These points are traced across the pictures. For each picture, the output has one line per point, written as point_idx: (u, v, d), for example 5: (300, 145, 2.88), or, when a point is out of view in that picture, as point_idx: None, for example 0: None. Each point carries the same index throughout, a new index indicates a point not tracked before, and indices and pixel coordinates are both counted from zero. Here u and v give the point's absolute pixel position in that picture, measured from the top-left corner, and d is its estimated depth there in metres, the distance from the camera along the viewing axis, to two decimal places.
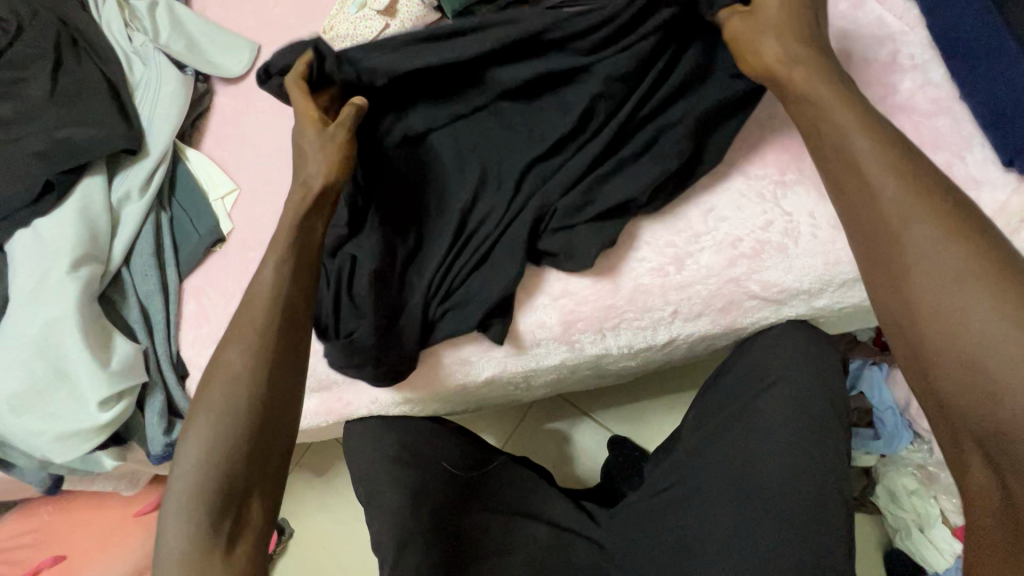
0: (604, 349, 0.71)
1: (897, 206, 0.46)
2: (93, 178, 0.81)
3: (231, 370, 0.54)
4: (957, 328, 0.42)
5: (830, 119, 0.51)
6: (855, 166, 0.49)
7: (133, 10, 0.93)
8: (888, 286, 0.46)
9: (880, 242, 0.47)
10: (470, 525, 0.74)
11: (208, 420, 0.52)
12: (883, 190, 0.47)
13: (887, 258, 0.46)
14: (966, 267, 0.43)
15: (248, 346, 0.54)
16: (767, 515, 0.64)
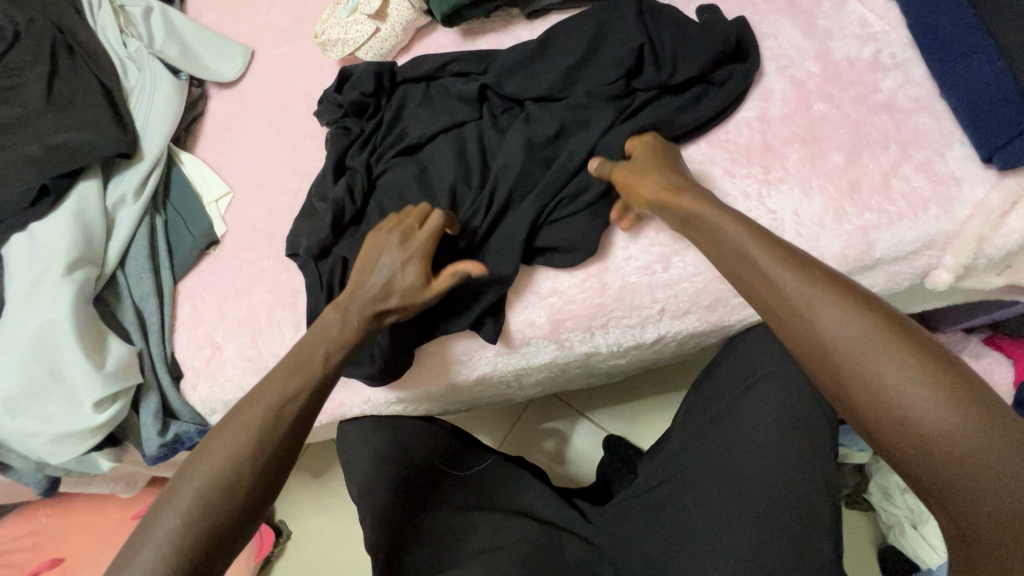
0: (593, 347, 0.72)
1: (800, 293, 0.48)
2: (88, 182, 0.81)
3: (230, 456, 0.54)
4: (892, 404, 0.42)
5: (723, 227, 0.55)
6: (755, 261, 0.52)
7: (127, 16, 0.95)
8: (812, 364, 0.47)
9: (792, 326, 0.48)
10: (462, 523, 0.75)
11: (206, 477, 0.53)
12: (784, 278, 0.49)
13: (804, 338, 0.47)
14: (882, 343, 0.44)
15: (257, 435, 0.55)
16: (756, 511, 0.64)
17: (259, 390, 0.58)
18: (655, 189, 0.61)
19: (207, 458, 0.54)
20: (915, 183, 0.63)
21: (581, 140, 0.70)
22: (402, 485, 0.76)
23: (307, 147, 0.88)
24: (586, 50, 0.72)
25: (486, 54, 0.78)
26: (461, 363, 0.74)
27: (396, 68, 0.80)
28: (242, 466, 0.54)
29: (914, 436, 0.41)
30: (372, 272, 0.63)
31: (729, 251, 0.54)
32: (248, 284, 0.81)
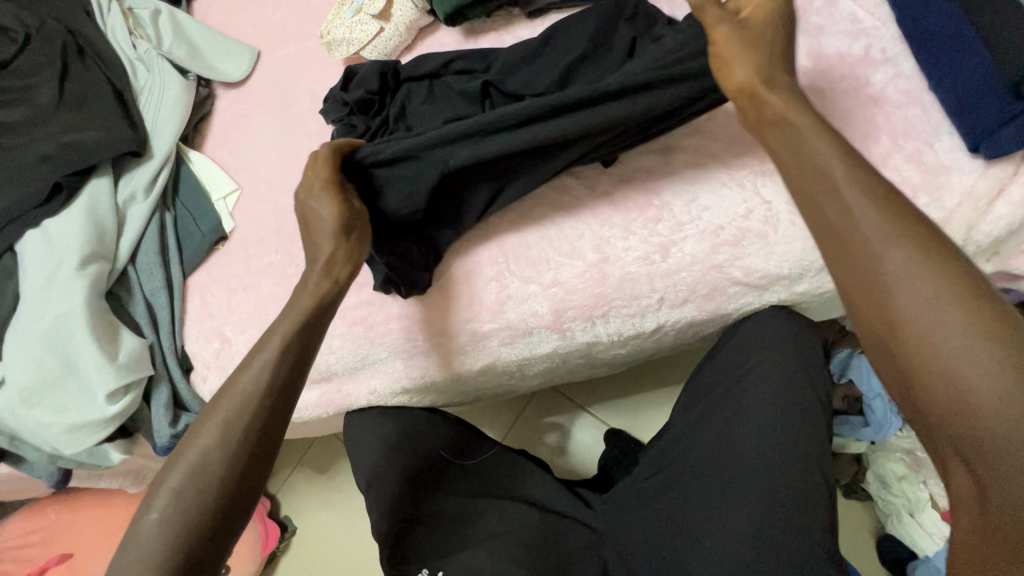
0: (594, 337, 0.74)
1: (872, 230, 0.44)
2: (100, 180, 0.83)
3: (205, 453, 0.54)
4: (941, 363, 0.39)
5: (801, 148, 0.50)
6: (832, 189, 0.47)
7: (136, 18, 0.96)
8: (865, 312, 0.44)
9: (853, 262, 0.44)
10: (468, 510, 0.77)
11: (204, 442, 0.54)
12: (860, 217, 0.45)
13: (865, 286, 0.44)
14: (950, 297, 0.40)
15: (228, 428, 0.55)
16: (752, 493, 0.66)
17: (232, 385, 0.57)
18: (749, 71, 0.54)
19: (185, 456, 0.54)
20: (906, 173, 0.65)
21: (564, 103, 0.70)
22: (409, 475, 0.77)
23: (312, 145, 0.90)
24: (583, 49, 0.74)
25: (489, 53, 0.80)
26: (466, 356, 0.76)
27: (399, 66, 0.82)
28: (215, 459, 0.53)
29: (961, 399, 0.38)
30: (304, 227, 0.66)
31: (807, 173, 0.49)
32: (256, 278, 0.83)
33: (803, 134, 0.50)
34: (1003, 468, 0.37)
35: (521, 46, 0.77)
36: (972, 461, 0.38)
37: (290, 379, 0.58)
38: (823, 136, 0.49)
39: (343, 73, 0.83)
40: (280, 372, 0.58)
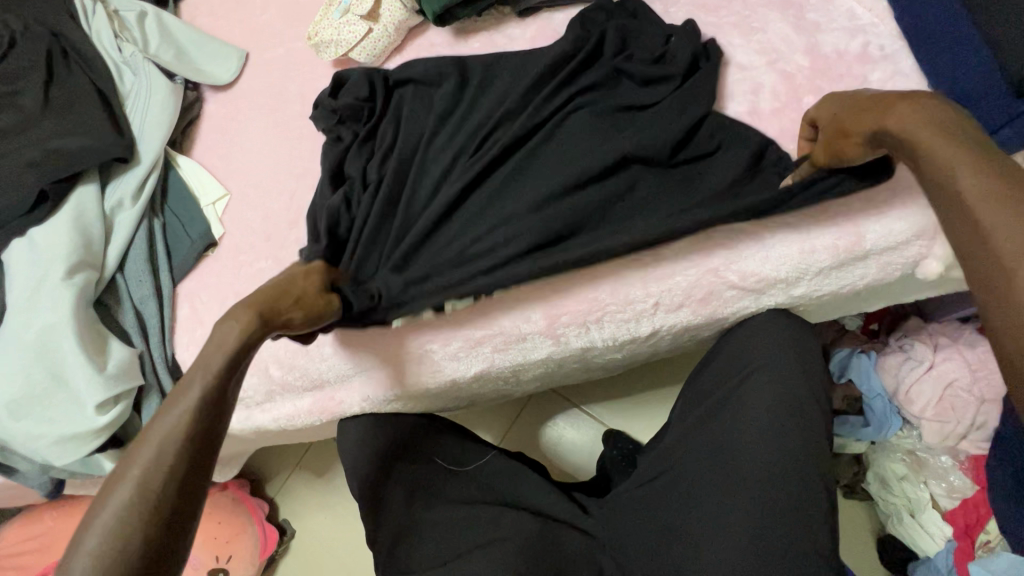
0: (589, 342, 0.73)
1: (1021, 246, 0.40)
2: (86, 187, 0.82)
3: (115, 525, 0.42)
4: None
5: (931, 152, 0.47)
6: (961, 196, 0.44)
7: (122, 20, 0.94)
8: (1014, 335, 0.39)
9: (990, 282, 0.41)
10: (461, 519, 0.75)
11: (116, 508, 0.43)
12: (998, 230, 0.41)
13: (998, 304, 0.40)
14: None
15: (144, 486, 0.44)
16: (750, 501, 0.65)
17: (144, 436, 0.47)
18: (868, 116, 0.54)
19: (92, 527, 0.42)
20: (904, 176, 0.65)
21: (567, 129, 0.73)
22: (401, 481, 0.76)
23: (303, 148, 0.88)
24: (579, 72, 0.75)
25: (486, 75, 0.79)
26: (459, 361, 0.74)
27: (389, 74, 0.80)
28: (132, 523, 0.42)
29: None
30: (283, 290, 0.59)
31: (938, 183, 0.46)
32: (247, 285, 0.82)
33: (923, 142, 0.48)
34: None
35: (505, 57, 0.79)
36: None
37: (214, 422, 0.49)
38: (966, 150, 0.46)
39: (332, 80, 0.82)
40: (201, 415, 0.49)
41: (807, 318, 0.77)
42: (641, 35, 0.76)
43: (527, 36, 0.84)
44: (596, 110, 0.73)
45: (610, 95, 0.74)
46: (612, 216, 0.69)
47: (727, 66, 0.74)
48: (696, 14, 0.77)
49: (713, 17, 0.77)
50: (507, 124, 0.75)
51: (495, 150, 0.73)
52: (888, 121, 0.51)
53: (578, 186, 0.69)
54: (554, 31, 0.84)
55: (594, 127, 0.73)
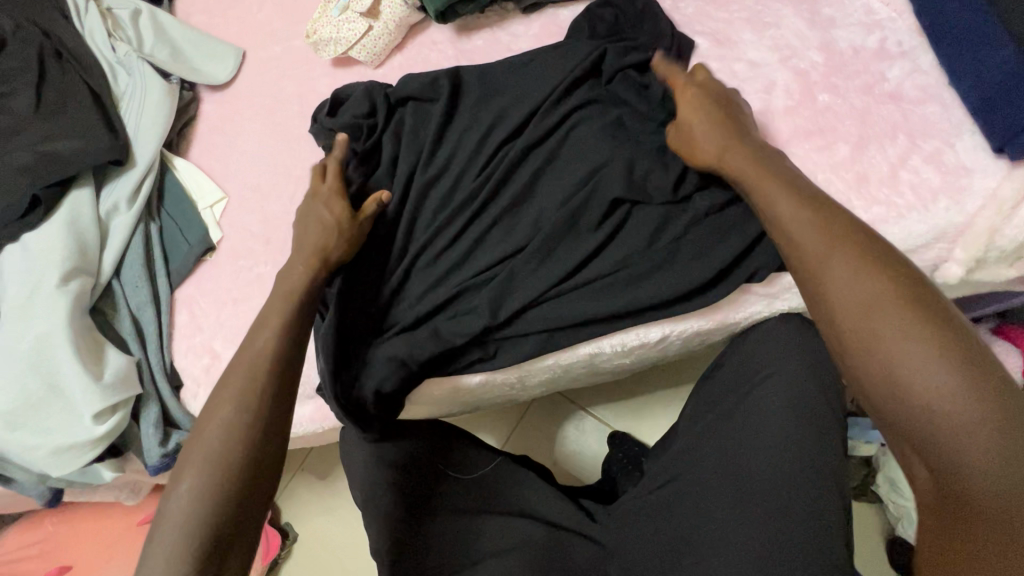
0: (597, 348, 0.71)
1: (817, 249, 0.50)
2: (80, 190, 0.80)
3: (228, 424, 0.53)
4: (887, 368, 0.44)
5: (757, 178, 0.56)
6: (779, 215, 0.53)
7: (116, 19, 0.92)
8: (823, 322, 0.49)
9: (810, 282, 0.50)
10: (467, 529, 0.74)
11: (231, 409, 0.53)
12: (808, 239, 0.51)
13: (817, 299, 0.49)
14: (884, 307, 0.45)
15: (246, 396, 0.54)
16: (765, 511, 0.63)
17: (242, 355, 0.57)
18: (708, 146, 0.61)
19: (176, 498, 0.49)
20: (925, 175, 0.63)
21: (573, 139, 0.71)
22: (408, 493, 0.74)
23: (302, 149, 0.86)
24: (583, 95, 0.72)
25: (490, 94, 0.76)
26: (467, 372, 0.72)
27: (389, 90, 0.77)
28: (243, 422, 0.53)
29: (898, 389, 0.43)
30: (317, 224, 0.65)
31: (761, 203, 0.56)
32: (246, 291, 0.80)
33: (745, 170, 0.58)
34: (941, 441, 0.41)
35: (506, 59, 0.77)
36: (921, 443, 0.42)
37: (278, 409, 0.55)
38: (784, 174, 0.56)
39: (329, 99, 0.79)
40: (285, 345, 0.58)
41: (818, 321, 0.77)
42: (645, 32, 0.74)
43: (532, 34, 0.82)
44: (604, 120, 0.71)
45: (615, 100, 0.72)
46: (602, 254, 0.68)
47: (738, 63, 0.72)
48: (706, 10, 0.76)
49: (724, 13, 0.75)
50: (507, 150, 0.72)
51: (498, 178, 0.71)
52: (724, 159, 0.60)
53: (586, 206, 0.68)
54: (559, 27, 0.82)
55: (602, 137, 0.70)
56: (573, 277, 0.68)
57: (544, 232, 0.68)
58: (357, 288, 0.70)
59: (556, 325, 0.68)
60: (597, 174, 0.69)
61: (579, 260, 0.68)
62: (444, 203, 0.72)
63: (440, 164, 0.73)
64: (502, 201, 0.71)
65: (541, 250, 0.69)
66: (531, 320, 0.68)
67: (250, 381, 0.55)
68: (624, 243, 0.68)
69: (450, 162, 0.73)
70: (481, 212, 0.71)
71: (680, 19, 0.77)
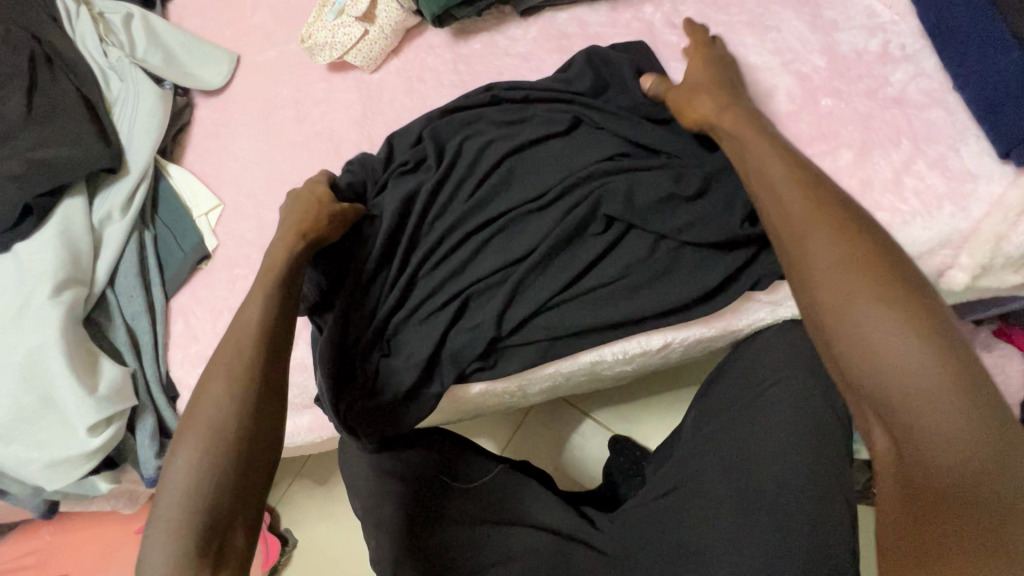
0: (599, 356, 0.70)
1: (803, 216, 0.50)
2: (74, 199, 0.79)
3: (225, 388, 0.52)
4: (860, 334, 0.44)
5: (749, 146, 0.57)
6: (769, 181, 0.54)
7: (108, 23, 0.91)
8: (798, 288, 0.50)
9: (790, 250, 0.51)
10: (467, 541, 0.72)
11: (226, 372, 0.52)
12: (794, 208, 0.51)
13: (796, 264, 0.50)
14: (862, 277, 0.46)
15: (238, 359, 0.53)
16: (771, 522, 0.63)
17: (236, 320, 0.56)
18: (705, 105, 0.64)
19: (179, 458, 0.48)
20: (929, 181, 0.63)
21: (571, 148, 0.71)
22: (410, 501, 0.73)
23: (298, 154, 0.85)
24: (578, 106, 0.72)
25: (485, 104, 0.75)
26: (474, 381, 0.71)
27: None
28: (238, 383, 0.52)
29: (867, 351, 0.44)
30: (301, 205, 0.66)
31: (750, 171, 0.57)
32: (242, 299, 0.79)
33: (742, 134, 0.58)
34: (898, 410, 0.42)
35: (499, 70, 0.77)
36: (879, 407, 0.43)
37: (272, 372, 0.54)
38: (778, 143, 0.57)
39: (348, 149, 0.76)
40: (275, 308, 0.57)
41: None
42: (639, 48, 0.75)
43: (530, 37, 0.81)
44: (603, 133, 0.71)
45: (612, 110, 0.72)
46: (603, 262, 0.68)
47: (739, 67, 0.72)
48: (707, 13, 0.75)
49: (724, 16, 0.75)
50: (503, 159, 0.71)
51: (496, 187, 0.71)
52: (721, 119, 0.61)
53: (588, 215, 0.67)
54: (557, 30, 0.81)
55: (599, 147, 0.70)
56: (574, 286, 0.67)
57: (546, 243, 0.67)
58: (358, 303, 0.69)
59: (560, 334, 0.67)
60: (595, 182, 0.68)
61: (581, 271, 0.67)
62: (440, 212, 0.71)
63: (437, 172, 0.72)
64: (500, 209, 0.70)
65: (541, 259, 0.68)
66: (532, 328, 0.68)
67: (244, 370, 0.53)
68: (627, 254, 0.67)
69: (446, 169, 0.72)
70: (477, 221, 0.70)
71: (680, 23, 0.76)
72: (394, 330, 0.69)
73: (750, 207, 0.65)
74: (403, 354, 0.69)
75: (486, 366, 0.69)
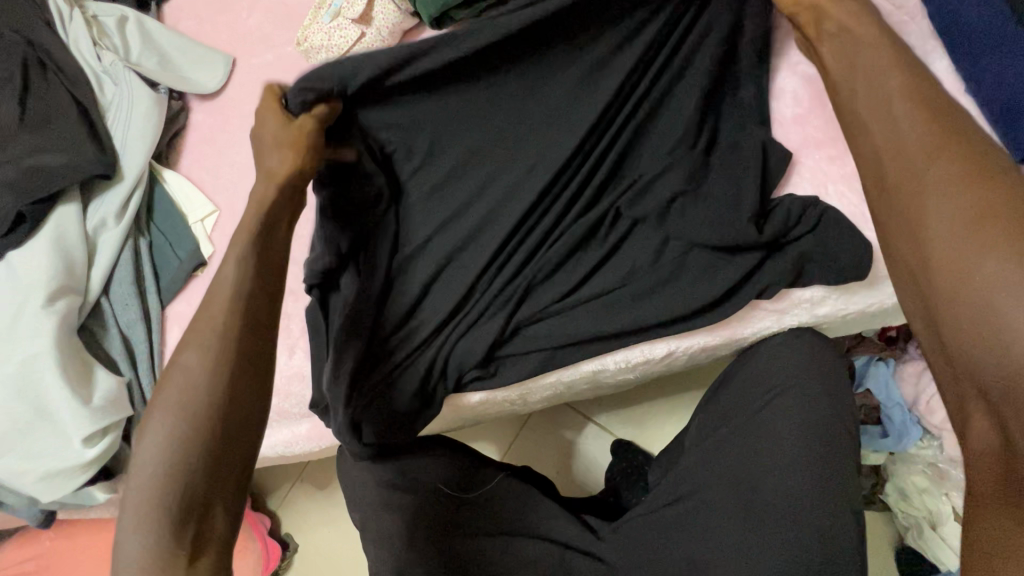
0: (600, 366, 0.69)
1: (923, 159, 0.47)
2: (67, 207, 0.78)
3: (197, 368, 0.49)
4: (970, 293, 0.42)
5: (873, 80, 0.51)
6: (887, 125, 0.50)
7: (101, 26, 0.90)
8: (899, 232, 0.48)
9: (902, 198, 0.48)
10: (466, 552, 0.71)
11: (201, 349, 0.49)
12: (915, 153, 0.47)
13: (908, 216, 0.47)
14: (986, 228, 0.42)
15: (213, 337, 0.49)
16: (779, 536, 0.62)
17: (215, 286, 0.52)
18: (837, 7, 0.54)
19: (148, 436, 0.47)
20: None
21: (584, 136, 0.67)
22: (411, 510, 0.71)
23: None
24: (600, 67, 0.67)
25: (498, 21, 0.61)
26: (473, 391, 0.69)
27: None
28: (211, 366, 0.49)
29: (980, 311, 0.42)
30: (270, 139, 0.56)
31: (864, 110, 0.52)
32: None
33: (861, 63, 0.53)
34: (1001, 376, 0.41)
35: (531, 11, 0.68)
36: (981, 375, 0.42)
37: (252, 357, 0.50)
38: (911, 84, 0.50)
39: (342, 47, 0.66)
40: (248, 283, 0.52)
41: (828, 334, 0.75)
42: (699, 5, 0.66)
43: None
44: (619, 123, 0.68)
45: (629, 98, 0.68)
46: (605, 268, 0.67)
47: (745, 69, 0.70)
48: None
49: None
50: (514, 145, 0.69)
51: (508, 176, 0.68)
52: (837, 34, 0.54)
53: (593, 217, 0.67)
54: None
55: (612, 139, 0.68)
56: (580, 291, 0.67)
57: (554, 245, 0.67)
58: (372, 295, 0.65)
59: (564, 341, 0.66)
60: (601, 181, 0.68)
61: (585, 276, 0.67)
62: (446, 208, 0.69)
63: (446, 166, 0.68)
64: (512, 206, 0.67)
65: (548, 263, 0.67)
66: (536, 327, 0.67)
67: (219, 348, 0.49)
68: (629, 258, 0.67)
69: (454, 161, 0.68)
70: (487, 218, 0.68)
71: None
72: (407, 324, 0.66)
73: (746, 216, 0.64)
74: (405, 356, 0.66)
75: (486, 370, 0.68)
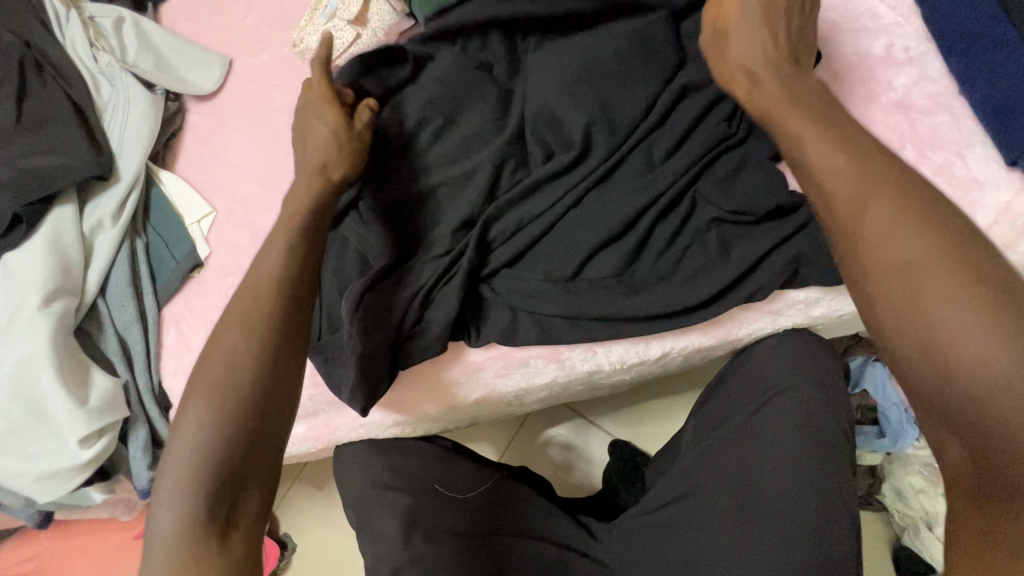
0: (595, 365, 0.70)
1: (854, 194, 0.47)
2: (63, 208, 0.78)
3: (237, 350, 0.53)
4: (929, 328, 0.41)
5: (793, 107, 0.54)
6: (813, 165, 0.51)
7: (97, 27, 0.90)
8: (848, 273, 0.47)
9: (844, 233, 0.48)
10: (463, 555, 0.69)
11: (245, 332, 0.54)
12: (846, 187, 0.48)
13: (850, 249, 0.47)
14: (927, 264, 0.42)
15: (252, 322, 0.54)
16: (772, 538, 0.62)
17: (254, 273, 0.58)
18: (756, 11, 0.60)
19: (189, 415, 0.50)
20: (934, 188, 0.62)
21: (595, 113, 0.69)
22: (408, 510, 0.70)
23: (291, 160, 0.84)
24: (604, 52, 0.70)
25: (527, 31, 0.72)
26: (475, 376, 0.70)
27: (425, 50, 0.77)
28: (252, 349, 0.53)
29: (936, 342, 0.41)
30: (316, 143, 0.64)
31: (796, 145, 0.53)
32: None
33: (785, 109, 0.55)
34: (972, 414, 0.39)
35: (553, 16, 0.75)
36: (947, 413, 0.40)
37: (289, 341, 0.55)
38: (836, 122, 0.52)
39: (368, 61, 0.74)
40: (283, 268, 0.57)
41: (823, 335, 0.75)
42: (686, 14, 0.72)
43: None
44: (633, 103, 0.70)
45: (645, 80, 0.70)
46: (609, 248, 0.68)
47: None
48: None
49: None
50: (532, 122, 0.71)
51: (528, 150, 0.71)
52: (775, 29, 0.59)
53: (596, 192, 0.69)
54: None
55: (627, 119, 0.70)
56: (584, 267, 0.67)
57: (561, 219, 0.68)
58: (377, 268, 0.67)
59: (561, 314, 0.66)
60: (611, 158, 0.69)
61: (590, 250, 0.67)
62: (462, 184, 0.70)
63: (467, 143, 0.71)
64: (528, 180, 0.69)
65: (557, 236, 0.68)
66: (520, 303, 0.67)
67: (260, 330, 0.54)
68: (629, 236, 0.67)
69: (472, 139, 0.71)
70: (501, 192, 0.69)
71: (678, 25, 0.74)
72: (398, 296, 0.66)
73: (722, 211, 0.66)
74: (408, 326, 0.66)
75: (471, 341, 0.68)
